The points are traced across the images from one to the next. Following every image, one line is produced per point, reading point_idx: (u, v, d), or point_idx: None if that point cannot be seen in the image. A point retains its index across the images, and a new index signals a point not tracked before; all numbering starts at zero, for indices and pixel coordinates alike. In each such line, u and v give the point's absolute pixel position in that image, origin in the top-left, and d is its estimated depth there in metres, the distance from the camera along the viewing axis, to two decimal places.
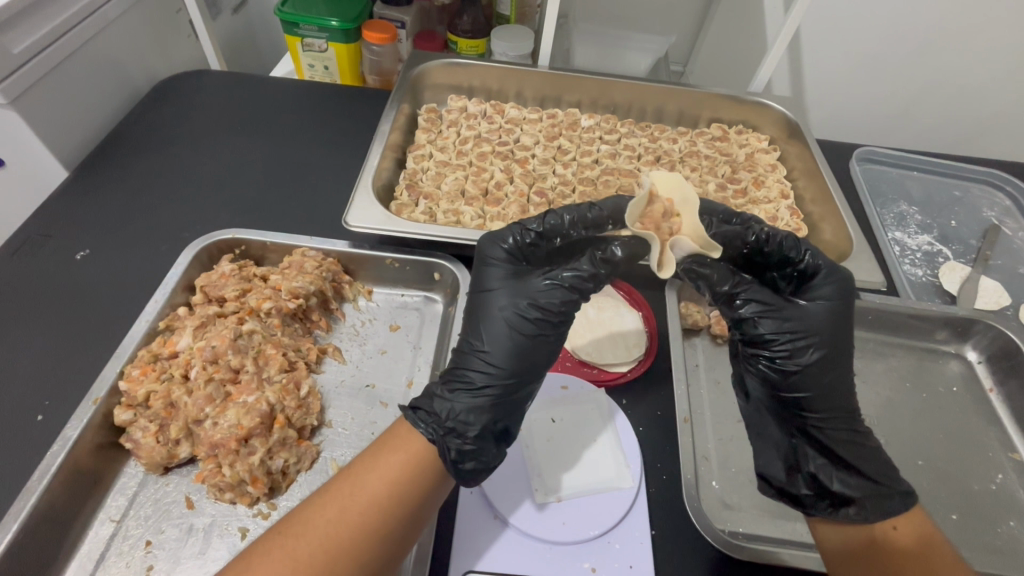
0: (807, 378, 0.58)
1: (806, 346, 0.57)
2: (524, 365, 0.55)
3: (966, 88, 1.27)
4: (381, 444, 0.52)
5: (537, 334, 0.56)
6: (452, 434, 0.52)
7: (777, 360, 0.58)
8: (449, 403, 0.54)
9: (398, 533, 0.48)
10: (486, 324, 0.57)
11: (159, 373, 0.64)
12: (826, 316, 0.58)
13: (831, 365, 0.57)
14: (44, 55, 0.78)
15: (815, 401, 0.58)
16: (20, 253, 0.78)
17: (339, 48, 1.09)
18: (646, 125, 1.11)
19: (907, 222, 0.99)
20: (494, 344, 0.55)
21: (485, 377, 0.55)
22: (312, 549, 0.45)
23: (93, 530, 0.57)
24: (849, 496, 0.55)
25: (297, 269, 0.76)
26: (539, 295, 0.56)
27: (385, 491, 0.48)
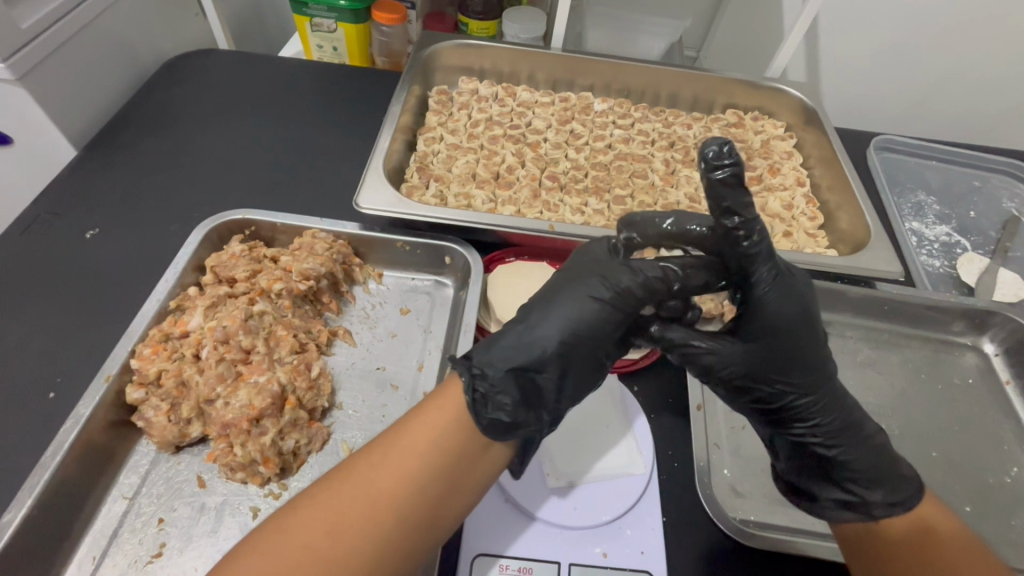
0: (762, 366, 0.53)
1: (771, 332, 0.52)
2: (581, 349, 0.52)
3: (987, 79, 1.24)
4: (423, 406, 0.51)
5: (613, 325, 0.52)
6: (491, 394, 0.49)
7: (729, 345, 0.53)
8: (498, 359, 0.51)
9: (438, 497, 0.47)
10: (563, 300, 0.53)
11: (170, 353, 0.64)
12: (796, 307, 0.52)
13: (799, 355, 0.53)
14: (52, 30, 0.77)
15: (787, 389, 0.54)
16: (31, 230, 0.77)
17: (348, 29, 1.07)
18: (659, 110, 1.09)
19: (924, 213, 0.98)
20: (564, 319, 0.52)
21: (545, 348, 0.51)
22: (347, 512, 0.46)
23: (106, 507, 0.58)
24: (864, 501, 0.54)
25: (307, 251, 0.75)
26: (744, 223, 0.47)
27: (410, 465, 0.47)
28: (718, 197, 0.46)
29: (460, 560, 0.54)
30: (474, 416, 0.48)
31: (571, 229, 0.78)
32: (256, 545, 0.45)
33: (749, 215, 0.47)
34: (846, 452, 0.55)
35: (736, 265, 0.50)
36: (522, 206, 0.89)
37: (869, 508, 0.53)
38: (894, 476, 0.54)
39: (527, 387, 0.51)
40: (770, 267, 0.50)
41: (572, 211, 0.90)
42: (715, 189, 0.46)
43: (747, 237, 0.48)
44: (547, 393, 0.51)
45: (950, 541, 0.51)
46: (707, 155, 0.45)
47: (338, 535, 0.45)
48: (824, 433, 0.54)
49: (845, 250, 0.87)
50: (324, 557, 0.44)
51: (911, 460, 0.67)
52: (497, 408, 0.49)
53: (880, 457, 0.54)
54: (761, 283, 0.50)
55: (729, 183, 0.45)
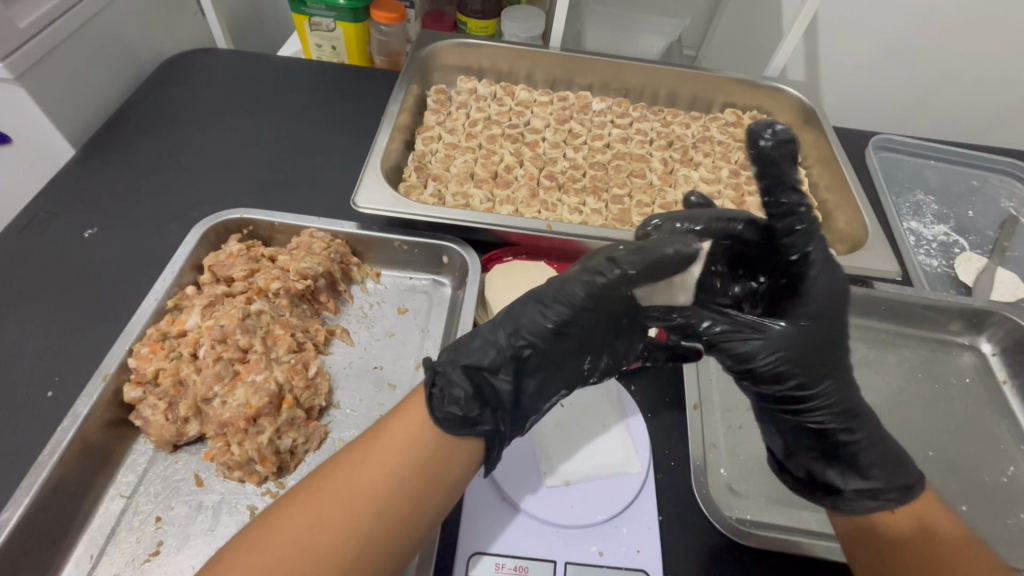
0: (806, 352, 0.54)
1: (816, 316, 0.55)
2: (542, 349, 0.52)
3: (986, 79, 1.24)
4: (403, 406, 0.53)
5: (579, 325, 0.51)
6: (447, 388, 0.50)
7: (774, 329, 0.55)
8: (455, 356, 0.52)
9: (419, 494, 0.48)
10: (541, 296, 0.52)
11: (168, 352, 0.64)
12: (837, 297, 0.56)
13: (836, 341, 0.56)
14: (51, 29, 0.78)
15: (825, 373, 0.55)
16: (29, 229, 0.77)
17: (347, 28, 1.07)
18: (658, 109, 1.09)
19: (922, 212, 0.98)
20: (530, 318, 0.51)
21: (499, 346, 0.51)
22: (332, 507, 0.46)
23: (103, 505, 0.58)
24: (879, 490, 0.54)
25: (305, 250, 0.75)
26: (800, 201, 0.53)
27: (393, 460, 0.48)
28: (778, 172, 0.52)
29: (456, 559, 0.55)
30: (431, 410, 0.50)
31: (569, 228, 0.78)
32: (243, 544, 0.45)
33: (804, 197, 0.54)
34: (865, 439, 0.55)
35: (789, 248, 0.56)
36: (520, 205, 0.89)
37: (885, 495, 0.54)
38: (905, 465, 0.55)
39: (482, 386, 0.51)
40: (820, 253, 0.56)
41: (570, 210, 0.90)
42: (777, 164, 0.52)
43: (802, 216, 0.54)
44: (505, 395, 0.51)
45: (944, 541, 0.52)
46: (763, 134, 0.51)
47: (321, 531, 0.45)
48: (849, 419, 0.55)
49: (843, 249, 0.88)
50: (307, 553, 0.44)
51: None
52: (451, 403, 0.50)
53: (894, 447, 0.56)
54: (811, 267, 0.56)
55: (789, 159, 0.52)
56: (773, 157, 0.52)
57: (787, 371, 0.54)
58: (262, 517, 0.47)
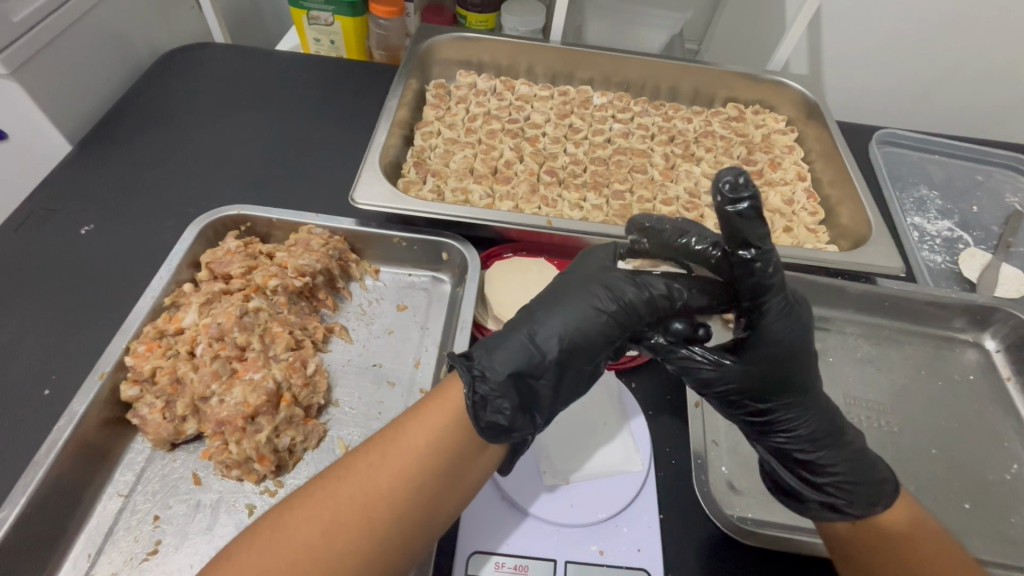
0: (761, 386, 0.52)
1: (773, 354, 0.51)
2: (581, 356, 0.52)
3: (991, 73, 1.23)
4: (425, 402, 0.52)
5: (613, 337, 0.53)
6: (493, 397, 0.49)
7: (730, 362, 0.52)
8: (497, 361, 0.50)
9: (435, 499, 0.48)
10: (568, 304, 0.53)
11: (165, 350, 0.64)
12: (802, 331, 0.51)
13: (800, 373, 0.52)
14: (46, 22, 0.77)
15: (782, 403, 0.53)
16: (26, 227, 0.77)
17: (345, 22, 1.06)
18: (659, 103, 1.08)
19: (926, 207, 0.97)
20: (569, 325, 0.52)
21: (544, 354, 0.51)
22: (347, 510, 0.45)
23: (101, 504, 0.57)
24: (844, 507, 0.53)
25: (302, 247, 0.74)
26: (759, 253, 0.47)
27: (411, 464, 0.47)
28: (734, 229, 0.46)
29: (456, 558, 0.54)
30: (474, 418, 0.48)
31: (569, 224, 0.77)
32: (250, 544, 0.45)
33: (765, 246, 0.47)
34: (829, 460, 0.53)
35: (746, 294, 0.50)
36: (520, 201, 0.88)
37: (845, 510, 0.52)
38: (874, 482, 0.52)
39: (523, 392, 0.50)
40: (780, 296, 0.50)
41: (570, 206, 0.89)
42: (733, 220, 0.46)
43: (760, 266, 0.48)
44: (546, 400, 0.51)
45: (943, 538, 0.52)
46: (722, 186, 0.45)
47: (336, 535, 0.44)
48: (805, 441, 0.53)
49: (846, 245, 0.87)
50: (320, 556, 0.44)
51: (910, 458, 0.67)
52: (495, 411, 0.49)
53: (865, 466, 0.53)
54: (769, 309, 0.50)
55: (744, 214, 0.45)
56: (721, 202, 0.46)
57: (739, 399, 0.53)
58: (274, 512, 0.47)
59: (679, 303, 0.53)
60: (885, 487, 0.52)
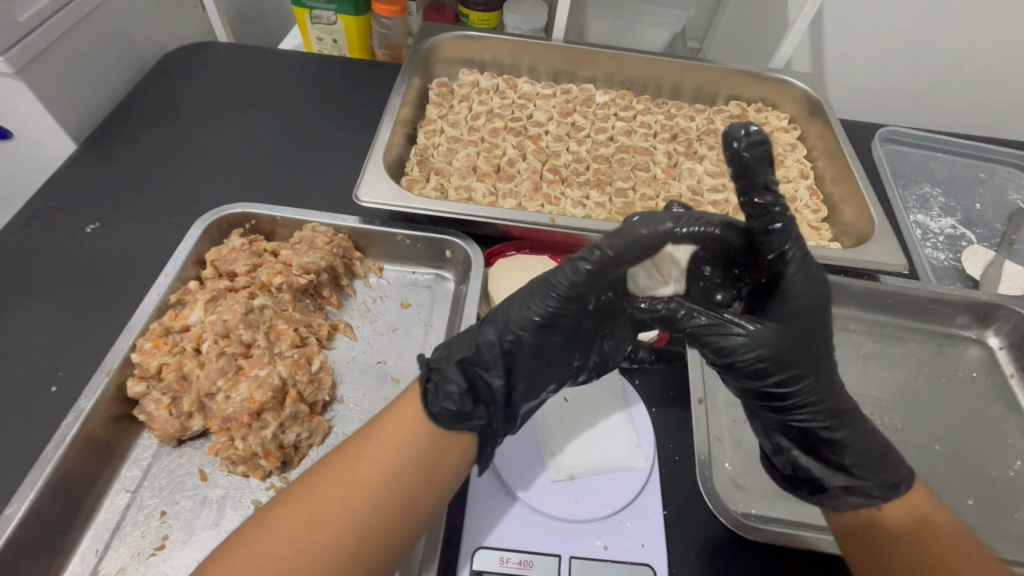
0: (793, 352, 0.51)
1: (801, 313, 0.51)
2: (530, 348, 0.53)
3: (995, 71, 1.23)
4: (400, 398, 0.53)
5: (568, 325, 0.53)
6: (441, 383, 0.51)
7: (759, 327, 0.51)
8: (448, 353, 0.53)
9: (414, 494, 0.48)
10: (517, 299, 0.53)
11: (171, 346, 0.64)
12: (820, 292, 0.52)
13: (821, 338, 0.52)
14: (51, 22, 0.77)
15: (810, 373, 0.52)
16: (31, 225, 0.77)
17: (348, 22, 1.06)
18: (662, 101, 1.08)
19: (929, 205, 0.97)
20: (516, 316, 0.53)
21: (490, 343, 0.53)
22: (329, 501, 0.46)
23: (108, 500, 0.58)
24: (870, 486, 0.53)
25: (307, 245, 0.75)
26: (775, 202, 0.50)
27: (389, 454, 0.48)
28: (749, 171, 0.49)
29: (461, 554, 0.54)
30: (424, 403, 0.51)
31: (572, 222, 0.78)
32: (243, 541, 0.45)
33: (780, 196, 0.50)
34: (855, 437, 0.53)
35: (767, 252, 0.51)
36: (524, 198, 0.88)
37: (872, 492, 0.52)
38: (891, 461, 0.53)
39: (476, 382, 0.52)
40: (802, 251, 0.51)
41: (573, 204, 0.89)
42: (750, 163, 0.49)
43: (779, 215, 0.50)
44: (498, 391, 0.52)
45: (947, 532, 0.52)
46: (737, 135, 0.48)
47: (319, 524, 0.45)
48: (830, 417, 0.53)
49: (849, 243, 0.87)
50: (305, 547, 0.44)
51: (913, 454, 0.67)
52: (445, 398, 0.51)
53: (881, 444, 0.54)
54: (790, 267, 0.51)
55: (760, 158, 0.49)
56: (730, 144, 0.49)
57: (769, 370, 0.51)
58: (263, 510, 0.47)
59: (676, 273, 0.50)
60: (901, 469, 0.53)
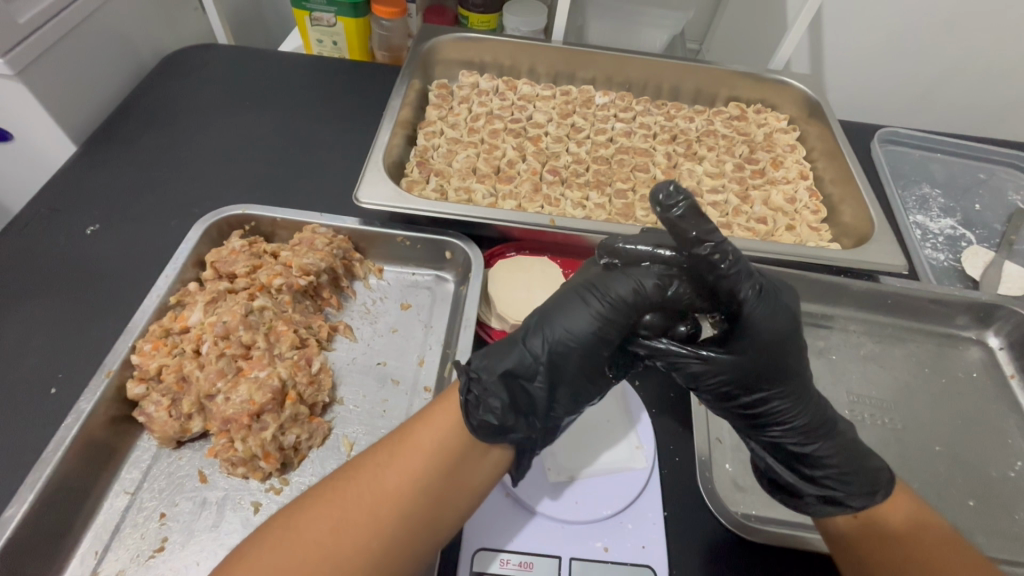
0: (756, 376, 0.52)
1: (760, 343, 0.51)
2: (577, 357, 0.51)
3: (993, 72, 1.23)
4: (432, 406, 0.53)
5: (609, 341, 0.51)
6: (483, 397, 0.50)
7: (720, 355, 0.52)
8: (490, 362, 0.52)
9: (443, 500, 0.48)
10: (558, 310, 0.52)
11: (171, 348, 0.64)
12: (781, 316, 0.51)
13: (785, 365, 0.52)
14: (51, 24, 0.77)
15: (773, 395, 0.53)
16: (31, 227, 0.77)
17: (348, 23, 1.07)
18: (662, 103, 1.08)
19: (928, 206, 0.97)
20: (559, 326, 0.51)
21: (534, 357, 0.51)
22: (356, 509, 0.46)
23: (108, 501, 0.58)
24: (843, 497, 0.53)
25: (307, 246, 0.75)
26: (715, 247, 0.47)
27: (419, 465, 0.48)
28: (677, 228, 0.47)
29: (461, 556, 0.54)
30: (467, 418, 0.49)
31: (573, 223, 0.78)
32: (267, 541, 0.45)
33: (718, 240, 0.47)
34: (828, 452, 0.53)
35: (722, 287, 0.49)
36: (523, 200, 0.88)
37: (846, 503, 0.53)
38: (870, 473, 0.53)
39: (517, 393, 0.51)
40: (752, 284, 0.50)
41: (573, 205, 0.89)
42: (678, 224, 0.46)
43: (722, 258, 0.47)
44: (539, 401, 0.52)
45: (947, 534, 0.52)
46: (659, 197, 0.46)
47: (345, 533, 0.45)
48: (801, 433, 0.54)
49: (849, 243, 0.87)
50: (331, 554, 0.44)
51: (913, 455, 0.67)
52: (487, 411, 0.49)
53: (859, 459, 0.53)
54: (747, 300, 0.50)
55: (688, 216, 0.46)
56: (657, 200, 0.46)
57: (733, 393, 0.53)
58: (286, 514, 0.47)
59: (669, 293, 0.50)
60: (883, 479, 0.53)
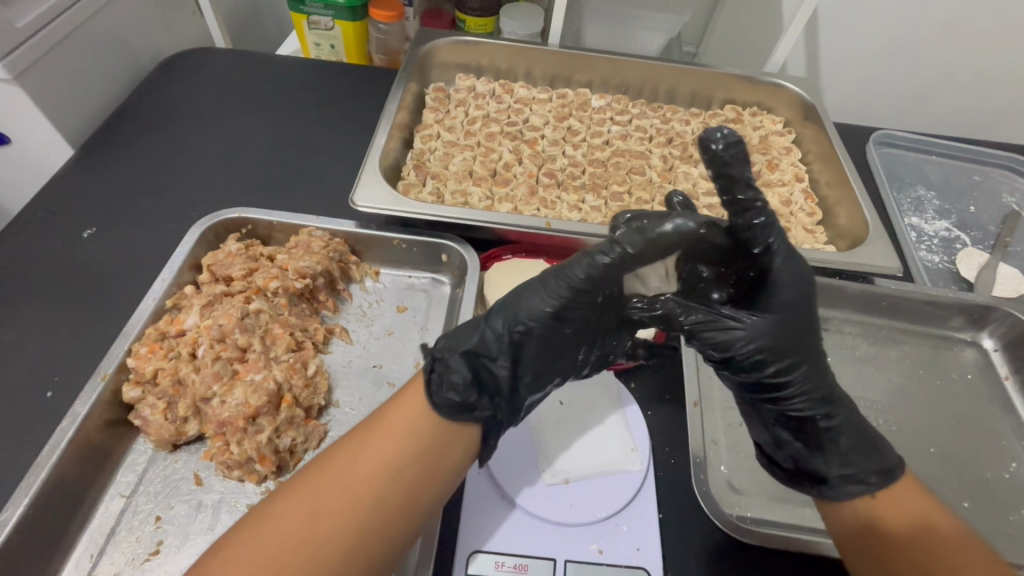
0: (784, 342, 0.53)
1: (787, 307, 0.54)
2: (536, 338, 0.53)
3: (987, 75, 1.24)
4: (401, 392, 0.53)
5: (572, 316, 0.53)
6: (445, 374, 0.51)
7: (751, 319, 0.54)
8: (456, 343, 0.53)
9: (416, 486, 0.48)
10: (523, 292, 0.54)
11: (166, 351, 0.64)
12: (811, 287, 0.55)
13: (810, 331, 0.54)
14: (49, 29, 0.77)
15: (797, 364, 0.54)
16: (28, 231, 0.77)
17: (345, 27, 1.07)
18: (658, 106, 1.09)
19: (924, 208, 0.97)
20: (525, 306, 0.53)
21: (499, 335, 0.53)
22: (330, 495, 0.46)
23: (103, 505, 0.58)
24: (865, 473, 0.53)
25: (303, 249, 0.75)
26: (758, 197, 0.51)
27: (393, 449, 0.48)
28: (729, 172, 0.50)
29: (456, 558, 0.54)
30: (429, 395, 0.50)
31: (568, 226, 0.78)
32: (242, 534, 0.45)
33: (761, 193, 0.51)
34: (847, 425, 0.55)
35: (757, 245, 0.53)
36: (519, 203, 0.89)
37: (867, 479, 0.53)
38: (883, 449, 0.54)
39: (481, 372, 0.52)
40: (785, 243, 0.53)
41: (569, 208, 0.89)
42: (728, 168, 0.50)
43: (760, 210, 0.51)
44: (503, 381, 0.53)
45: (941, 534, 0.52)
46: (714, 138, 0.49)
47: (320, 520, 0.45)
48: (824, 405, 0.54)
49: (844, 246, 0.87)
50: (307, 541, 0.44)
51: (908, 456, 0.67)
52: (450, 389, 0.50)
53: (871, 432, 0.55)
54: (778, 258, 0.53)
55: (736, 160, 0.50)
56: (706, 141, 0.50)
57: (760, 363, 0.54)
58: (262, 504, 0.47)
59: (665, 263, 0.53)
60: (892, 462, 0.54)
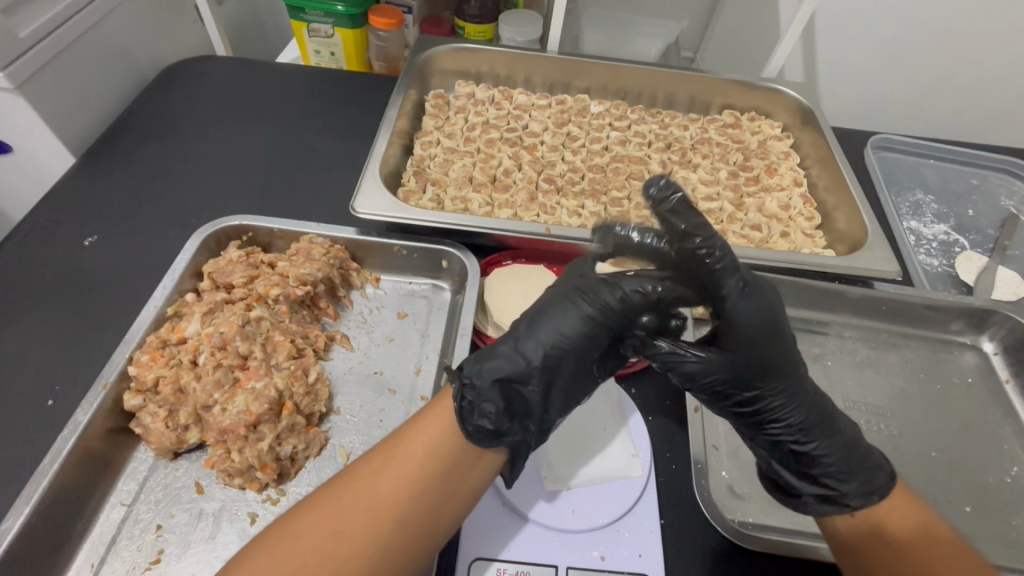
0: (747, 373, 0.52)
1: (748, 341, 0.51)
2: (568, 362, 0.52)
3: (984, 79, 1.25)
4: (424, 412, 0.53)
5: (599, 340, 0.53)
6: (478, 402, 0.49)
7: (710, 353, 0.52)
8: (484, 366, 0.51)
9: (436, 507, 0.48)
10: (548, 314, 0.54)
11: (167, 359, 0.64)
12: (770, 312, 0.52)
13: (778, 361, 0.52)
14: (51, 38, 0.78)
15: (764, 392, 0.53)
16: (29, 239, 0.77)
17: (345, 35, 1.07)
18: (657, 111, 1.09)
19: (922, 212, 0.98)
20: (549, 328, 0.53)
21: (529, 359, 0.52)
22: (351, 515, 0.46)
23: (105, 513, 0.58)
24: (843, 495, 0.53)
25: (304, 256, 0.75)
26: (704, 241, 0.49)
27: (415, 471, 0.48)
28: (672, 220, 0.50)
29: (457, 566, 0.54)
30: (462, 422, 0.49)
31: (568, 231, 0.78)
32: (263, 550, 0.45)
33: (706, 233, 0.49)
34: (825, 449, 0.54)
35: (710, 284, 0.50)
36: (519, 209, 0.89)
37: (845, 501, 0.53)
38: (867, 471, 0.53)
39: (511, 398, 0.51)
40: (739, 277, 0.50)
41: (569, 213, 0.89)
42: (668, 217, 0.49)
43: (710, 252, 0.49)
44: (534, 403, 0.52)
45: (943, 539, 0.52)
46: (655, 185, 0.49)
47: (342, 540, 0.45)
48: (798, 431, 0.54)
49: (843, 249, 0.88)
50: (328, 561, 0.44)
51: (910, 461, 0.67)
52: (482, 416, 0.49)
53: (857, 455, 0.53)
54: (731, 296, 0.50)
55: (677, 208, 0.49)
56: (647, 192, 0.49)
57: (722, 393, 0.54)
58: (282, 521, 0.47)
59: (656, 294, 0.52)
60: (880, 482, 0.53)
